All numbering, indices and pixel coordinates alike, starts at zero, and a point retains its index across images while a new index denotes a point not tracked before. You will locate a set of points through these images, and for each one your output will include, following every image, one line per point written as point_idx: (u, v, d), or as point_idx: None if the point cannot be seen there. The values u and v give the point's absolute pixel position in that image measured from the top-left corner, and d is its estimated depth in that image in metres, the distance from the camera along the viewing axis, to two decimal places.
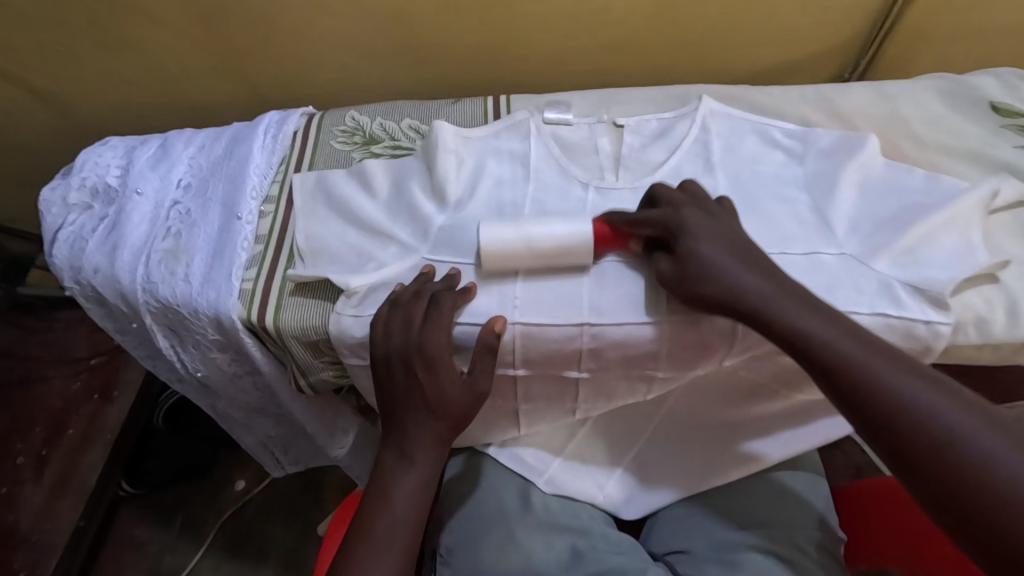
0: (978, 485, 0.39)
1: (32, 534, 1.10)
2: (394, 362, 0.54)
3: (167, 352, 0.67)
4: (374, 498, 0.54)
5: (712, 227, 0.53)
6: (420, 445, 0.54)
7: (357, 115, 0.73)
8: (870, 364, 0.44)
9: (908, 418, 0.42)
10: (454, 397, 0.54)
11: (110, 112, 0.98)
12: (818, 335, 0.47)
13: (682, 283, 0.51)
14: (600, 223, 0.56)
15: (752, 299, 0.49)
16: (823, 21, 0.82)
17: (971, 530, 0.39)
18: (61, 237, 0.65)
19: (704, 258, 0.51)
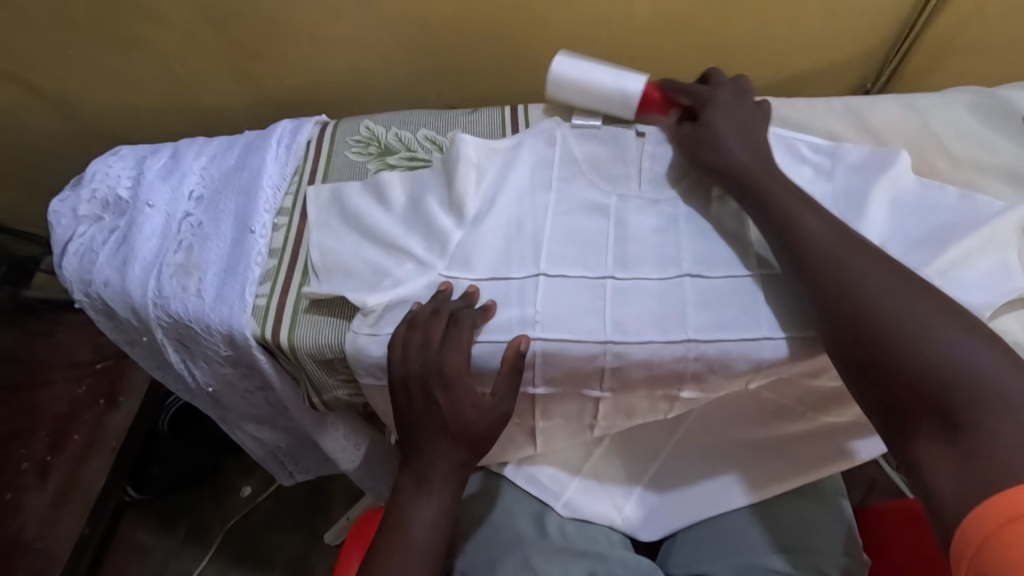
0: (881, 339, 0.46)
1: (35, 541, 1.08)
2: (413, 386, 0.54)
3: (177, 366, 0.65)
4: (393, 521, 0.55)
5: (733, 111, 0.62)
6: (439, 472, 0.55)
7: (372, 125, 0.71)
8: (857, 260, 0.49)
9: (875, 303, 0.47)
10: (474, 422, 0.54)
11: (118, 117, 0.96)
12: (811, 229, 0.52)
13: (695, 142, 0.61)
14: (651, 86, 0.66)
15: (759, 193, 0.56)
16: (847, 31, 0.80)
17: (867, 374, 0.46)
18: (70, 249, 0.64)
19: (717, 133, 0.60)
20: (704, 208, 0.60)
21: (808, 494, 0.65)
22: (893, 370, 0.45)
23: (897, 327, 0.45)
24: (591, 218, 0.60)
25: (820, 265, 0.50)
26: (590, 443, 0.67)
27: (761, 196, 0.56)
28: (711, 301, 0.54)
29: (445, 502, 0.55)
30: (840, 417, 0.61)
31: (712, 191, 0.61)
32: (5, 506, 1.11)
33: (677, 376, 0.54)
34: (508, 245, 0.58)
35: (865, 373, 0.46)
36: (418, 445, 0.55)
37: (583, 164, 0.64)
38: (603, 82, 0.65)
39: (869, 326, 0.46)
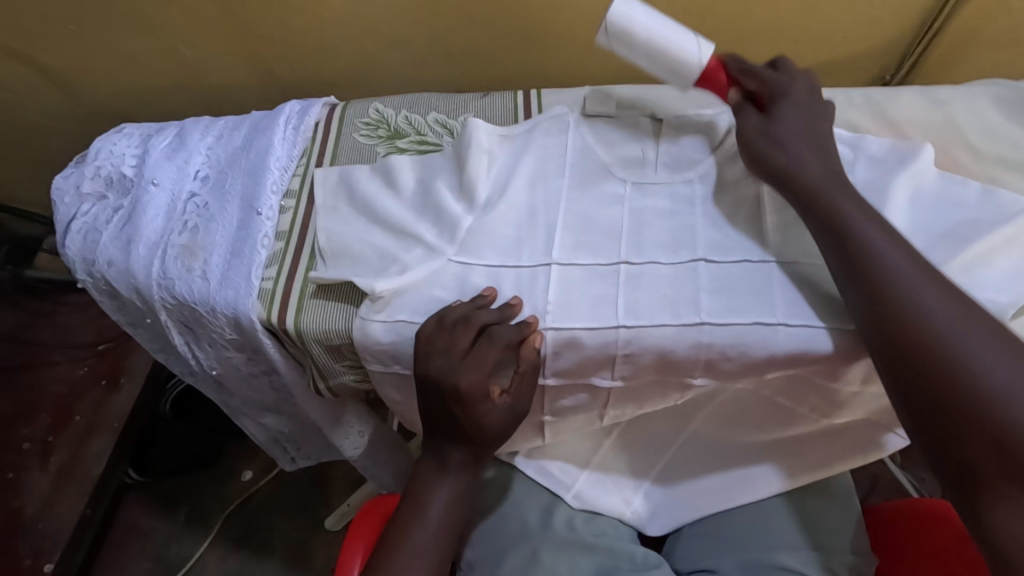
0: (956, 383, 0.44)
1: (37, 522, 1.08)
2: (434, 392, 0.53)
3: (182, 349, 0.64)
4: (406, 511, 0.56)
5: (805, 103, 0.59)
6: (452, 465, 0.56)
7: (382, 107, 0.70)
8: (929, 309, 0.46)
9: (935, 337, 0.45)
10: (496, 426, 0.54)
11: (124, 97, 0.95)
12: (896, 278, 0.48)
13: (757, 134, 0.58)
14: (715, 60, 0.59)
15: (837, 226, 0.51)
16: (869, 21, 0.78)
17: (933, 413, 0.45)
18: (74, 228, 0.63)
19: (787, 119, 0.58)
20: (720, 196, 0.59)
21: (819, 494, 0.63)
22: (952, 405, 0.44)
23: (955, 360, 0.45)
24: (606, 202, 0.59)
25: (886, 290, 0.47)
26: (597, 435, 0.66)
27: (841, 234, 0.51)
28: (725, 288, 0.53)
29: (460, 488, 0.56)
30: (849, 416, 0.59)
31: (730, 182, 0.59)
32: (7, 486, 1.11)
33: (690, 363, 0.53)
34: (518, 236, 0.57)
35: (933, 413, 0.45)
36: (435, 442, 0.56)
37: (598, 148, 0.63)
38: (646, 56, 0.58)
39: (928, 361, 0.45)
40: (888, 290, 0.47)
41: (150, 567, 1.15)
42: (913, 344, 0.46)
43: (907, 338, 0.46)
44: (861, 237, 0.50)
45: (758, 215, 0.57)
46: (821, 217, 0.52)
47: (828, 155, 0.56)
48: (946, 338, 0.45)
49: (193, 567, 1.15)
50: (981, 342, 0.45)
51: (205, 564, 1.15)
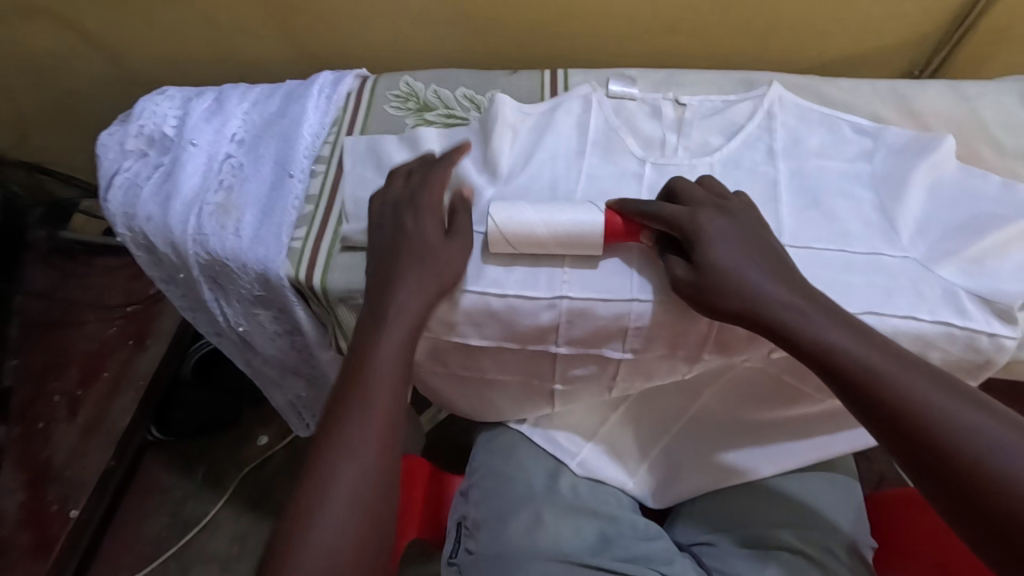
0: (952, 439, 0.42)
1: (64, 471, 1.13)
2: (385, 217, 0.57)
3: (211, 304, 0.67)
4: (354, 362, 0.52)
5: (728, 229, 0.52)
6: (397, 306, 0.53)
7: (411, 81, 0.72)
8: (881, 368, 0.45)
9: (963, 443, 0.42)
10: (443, 249, 0.55)
11: (162, 63, 0.98)
12: (836, 344, 0.47)
13: (695, 290, 0.50)
14: (613, 217, 0.55)
15: (764, 298, 0.49)
16: (899, 15, 0.78)
17: (942, 476, 0.42)
18: (116, 183, 0.66)
19: (719, 264, 0.50)
20: (737, 181, 0.60)
21: (822, 476, 0.65)
22: (976, 485, 0.41)
23: (960, 433, 0.42)
24: (624, 180, 0.60)
25: (834, 358, 0.47)
26: (605, 408, 0.68)
27: (769, 305, 0.49)
28: None
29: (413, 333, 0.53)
30: None
31: (747, 166, 0.61)
32: (36, 436, 1.16)
33: (698, 337, 0.55)
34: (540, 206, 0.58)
35: (942, 478, 0.42)
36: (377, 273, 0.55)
37: (621, 128, 0.65)
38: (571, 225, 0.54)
39: (955, 459, 0.42)
40: (914, 417, 0.44)
41: (168, 521, 1.20)
42: (934, 444, 0.43)
43: (952, 461, 0.42)
44: (850, 354, 0.46)
45: (773, 203, 0.58)
46: (804, 345, 0.48)
47: (792, 271, 0.51)
48: (957, 428, 0.42)
49: (209, 524, 1.19)
50: (991, 424, 0.42)
51: (220, 521, 1.19)
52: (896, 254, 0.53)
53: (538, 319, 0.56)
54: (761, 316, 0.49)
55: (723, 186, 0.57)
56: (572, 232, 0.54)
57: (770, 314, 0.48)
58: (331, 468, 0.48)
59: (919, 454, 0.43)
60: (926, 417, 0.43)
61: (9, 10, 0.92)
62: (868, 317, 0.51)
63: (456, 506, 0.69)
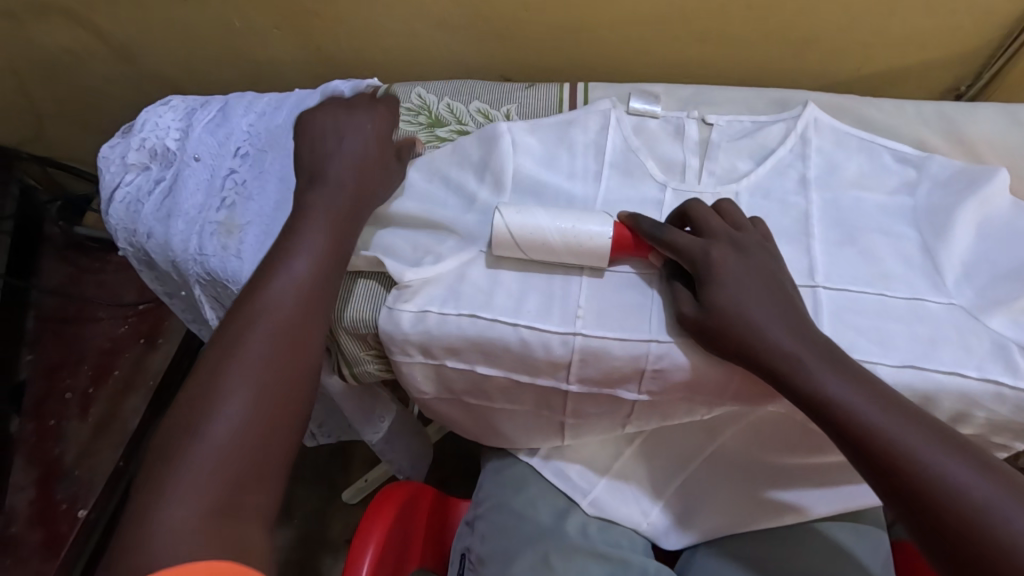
0: (953, 507, 0.39)
1: (75, 469, 1.13)
2: (316, 124, 0.59)
3: (214, 323, 0.65)
4: (260, 274, 0.51)
5: (743, 270, 0.48)
6: (313, 215, 0.54)
7: (424, 93, 0.68)
8: (877, 419, 0.42)
9: (964, 509, 0.39)
10: (370, 168, 0.57)
11: (173, 62, 0.96)
12: (830, 391, 0.43)
13: (700, 333, 0.48)
14: (624, 230, 0.53)
15: (762, 338, 0.46)
16: (948, 27, 0.73)
17: (943, 547, 0.39)
18: (117, 197, 0.64)
19: (724, 307, 0.47)
20: (769, 211, 0.56)
21: (848, 526, 0.61)
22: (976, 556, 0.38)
23: (959, 498, 0.39)
24: (645, 207, 0.57)
25: (830, 408, 0.43)
26: (619, 442, 0.65)
27: (765, 345, 0.46)
28: None
29: (331, 240, 0.53)
30: None
31: (778, 195, 0.57)
32: (47, 432, 1.15)
33: (723, 381, 0.51)
34: None
35: (945, 550, 0.39)
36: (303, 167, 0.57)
37: (642, 150, 0.61)
38: (579, 236, 0.52)
39: (952, 523, 0.39)
40: (912, 477, 0.40)
41: None
42: (927, 502, 0.40)
43: (955, 531, 0.39)
44: (844, 403, 0.43)
45: (807, 237, 0.54)
46: (798, 389, 0.45)
47: (789, 305, 0.48)
48: (953, 487, 0.40)
49: None
50: (991, 486, 0.39)
51: None
52: (939, 300, 0.49)
53: (550, 352, 0.52)
54: (750, 355, 0.46)
55: (740, 211, 0.53)
56: (583, 240, 0.52)
57: (766, 356, 0.45)
58: (239, 359, 0.47)
59: (920, 517, 0.40)
60: (923, 473, 0.40)
61: (21, 7, 0.90)
62: (908, 370, 0.47)
63: (460, 535, 0.67)
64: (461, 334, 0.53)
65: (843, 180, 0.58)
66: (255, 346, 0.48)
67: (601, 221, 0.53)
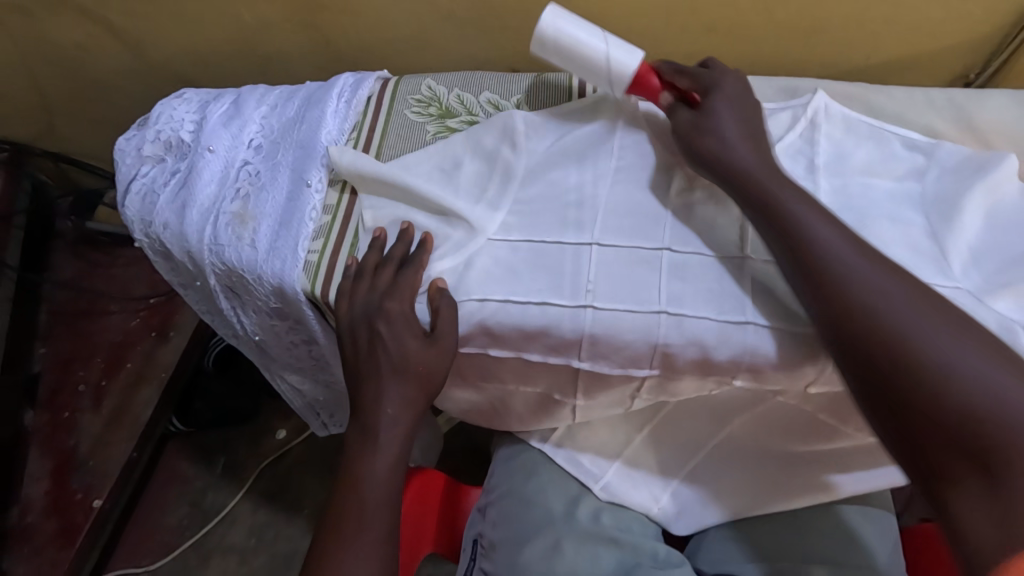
0: (890, 330, 0.44)
1: (89, 459, 1.14)
2: (357, 327, 0.55)
3: (228, 313, 0.66)
4: (345, 480, 0.53)
5: (733, 97, 0.59)
6: (387, 420, 0.54)
7: (434, 85, 0.69)
8: (828, 240, 0.48)
9: (897, 329, 0.44)
10: (420, 357, 0.53)
11: (184, 57, 0.96)
12: (788, 208, 0.50)
13: (693, 130, 0.57)
14: (646, 65, 0.59)
15: (731, 157, 0.54)
16: (958, 15, 0.73)
17: (873, 365, 0.44)
18: (133, 188, 0.65)
19: (712, 117, 0.57)
20: None
21: (856, 509, 0.62)
22: (906, 374, 0.42)
23: (892, 322, 0.44)
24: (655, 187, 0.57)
25: (785, 228, 0.50)
26: (631, 427, 0.65)
27: (733, 162, 0.54)
28: (765, 288, 0.52)
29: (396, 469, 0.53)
30: None
31: (785, 178, 0.57)
32: (62, 424, 1.17)
33: (731, 363, 0.52)
34: (558, 213, 0.57)
35: (875, 371, 0.44)
36: (359, 382, 0.55)
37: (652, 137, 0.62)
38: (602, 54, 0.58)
39: (884, 343, 0.44)
40: (850, 297, 0.45)
41: (188, 511, 1.22)
42: (865, 322, 0.45)
43: (885, 353, 0.43)
44: (795, 226, 0.49)
45: None
46: (761, 207, 0.51)
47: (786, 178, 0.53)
48: (882, 307, 0.45)
49: (228, 515, 1.21)
50: (932, 315, 0.44)
51: (238, 513, 1.21)
52: (946, 284, 0.50)
53: (560, 333, 0.53)
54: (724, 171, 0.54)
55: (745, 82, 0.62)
56: (614, 67, 0.58)
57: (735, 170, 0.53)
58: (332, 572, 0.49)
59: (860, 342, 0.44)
60: (858, 285, 0.46)
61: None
62: None
63: (472, 523, 0.68)
64: (474, 320, 0.54)
65: (849, 166, 0.58)
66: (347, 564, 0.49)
67: (628, 53, 0.58)
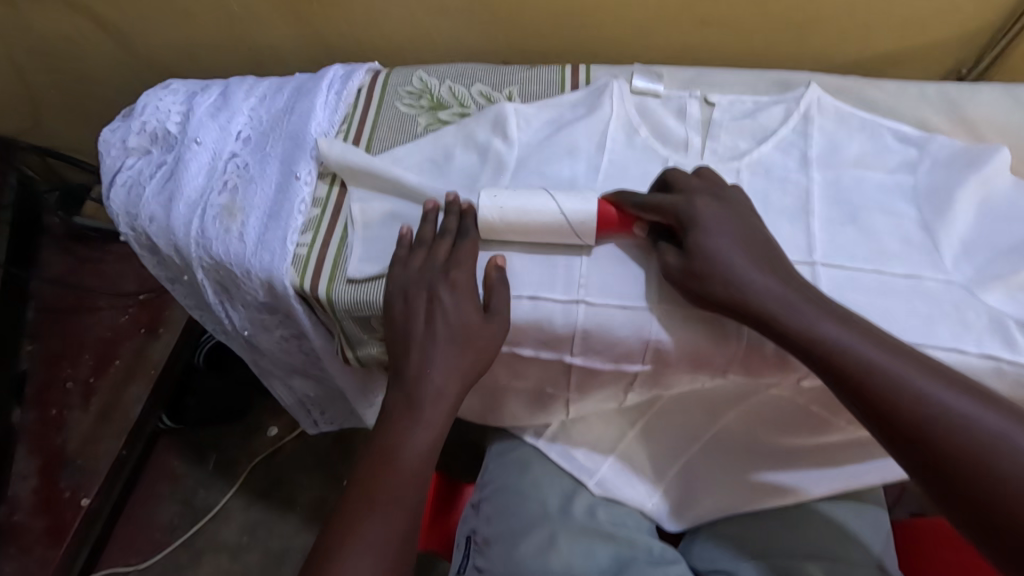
0: (984, 461, 0.39)
1: (77, 458, 1.12)
2: (411, 291, 0.53)
3: (217, 308, 0.65)
4: (380, 444, 0.51)
5: (706, 191, 0.51)
6: (433, 391, 0.51)
7: (425, 76, 0.68)
8: (877, 362, 0.43)
9: (992, 459, 0.39)
10: (478, 332, 0.51)
11: (173, 48, 0.95)
12: (824, 333, 0.45)
13: (678, 258, 0.49)
14: (604, 203, 0.53)
15: (737, 277, 0.47)
16: (951, 9, 0.73)
17: (975, 507, 0.39)
18: (119, 180, 0.64)
19: (694, 230, 0.49)
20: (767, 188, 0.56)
21: (849, 505, 0.61)
22: (1014, 515, 0.38)
23: (980, 450, 0.40)
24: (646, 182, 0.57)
25: (830, 357, 0.44)
26: (623, 423, 0.65)
27: (740, 285, 0.47)
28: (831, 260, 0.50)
29: (432, 445, 0.51)
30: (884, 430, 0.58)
31: (779, 172, 0.57)
32: (50, 422, 1.15)
33: (725, 357, 0.52)
34: None
35: (978, 512, 0.39)
36: (406, 342, 0.52)
37: (643, 131, 0.61)
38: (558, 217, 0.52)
39: (978, 477, 0.39)
40: (928, 429, 0.41)
41: (179, 509, 1.20)
42: (951, 457, 0.40)
43: (984, 493, 0.39)
44: (842, 352, 0.44)
45: (805, 216, 0.54)
46: (788, 335, 0.45)
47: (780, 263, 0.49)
48: (969, 433, 0.40)
49: (219, 513, 1.20)
50: (1016, 430, 0.40)
51: (229, 511, 1.20)
52: (937, 276, 0.50)
53: (552, 326, 0.53)
54: (730, 298, 0.47)
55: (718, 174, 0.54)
56: (575, 226, 0.52)
57: (738, 289, 0.47)
58: (356, 537, 0.47)
59: (950, 481, 0.40)
60: (929, 414, 0.41)
61: None
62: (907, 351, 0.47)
63: (466, 519, 0.67)
64: None
65: (841, 159, 0.58)
66: (374, 531, 0.47)
67: (581, 203, 0.52)
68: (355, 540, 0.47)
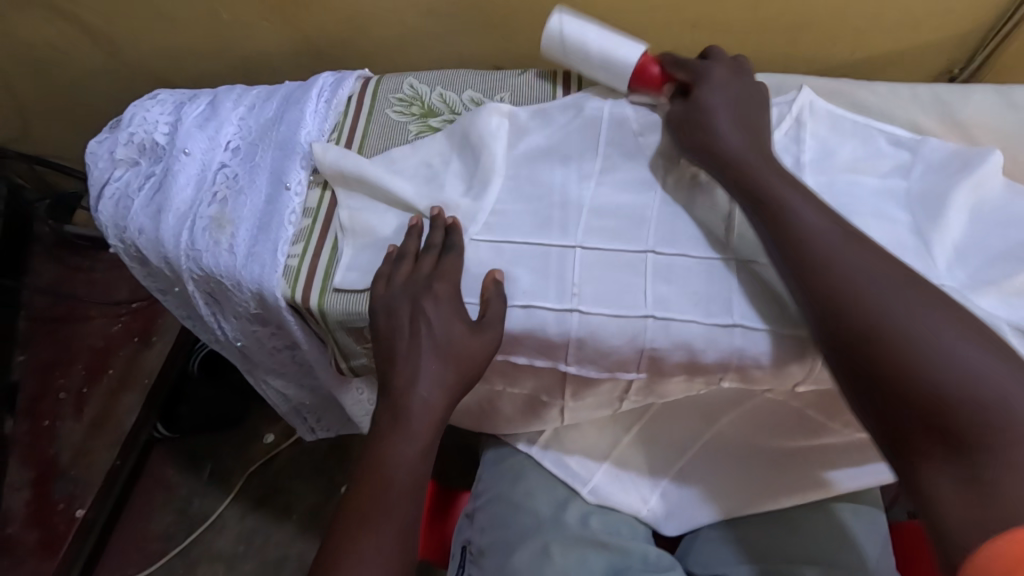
0: (881, 319, 0.43)
1: (70, 469, 1.11)
2: (398, 305, 0.52)
3: (208, 319, 0.65)
4: (369, 457, 0.50)
5: (728, 81, 0.58)
6: (421, 401, 0.51)
7: (416, 83, 0.68)
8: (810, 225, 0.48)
9: (886, 316, 0.43)
10: (466, 344, 0.51)
11: (161, 57, 0.94)
12: (770, 191, 0.50)
13: (682, 118, 0.57)
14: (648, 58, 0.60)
15: (718, 140, 0.54)
16: (942, 10, 0.72)
17: (868, 360, 0.43)
18: (107, 193, 0.63)
19: (703, 100, 0.57)
20: None
21: (847, 506, 0.61)
22: (897, 370, 0.41)
23: (881, 311, 0.43)
24: (638, 186, 0.57)
25: (771, 216, 0.49)
26: (618, 430, 0.65)
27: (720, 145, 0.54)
28: None
29: (422, 457, 0.51)
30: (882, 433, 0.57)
31: None
32: (43, 432, 1.15)
33: (719, 365, 0.51)
34: (541, 214, 0.56)
35: (870, 365, 0.42)
36: (392, 356, 0.52)
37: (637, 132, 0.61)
38: (604, 53, 0.60)
39: (874, 333, 0.43)
40: (838, 289, 0.45)
41: (175, 518, 1.20)
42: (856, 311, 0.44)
43: (874, 346, 0.42)
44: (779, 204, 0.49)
45: None
46: (744, 188, 0.51)
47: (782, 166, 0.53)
48: (874, 295, 0.44)
49: (215, 522, 1.19)
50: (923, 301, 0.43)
51: (225, 520, 1.19)
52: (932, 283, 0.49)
53: (546, 335, 0.52)
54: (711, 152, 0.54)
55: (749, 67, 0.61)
56: (617, 62, 0.60)
57: (719, 147, 0.54)
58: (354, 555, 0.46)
59: (850, 334, 0.43)
60: (847, 279, 0.45)
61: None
62: None
63: (461, 529, 0.67)
64: None
65: (833, 163, 0.58)
66: (368, 546, 0.47)
67: (631, 47, 0.60)
68: (351, 556, 0.46)
